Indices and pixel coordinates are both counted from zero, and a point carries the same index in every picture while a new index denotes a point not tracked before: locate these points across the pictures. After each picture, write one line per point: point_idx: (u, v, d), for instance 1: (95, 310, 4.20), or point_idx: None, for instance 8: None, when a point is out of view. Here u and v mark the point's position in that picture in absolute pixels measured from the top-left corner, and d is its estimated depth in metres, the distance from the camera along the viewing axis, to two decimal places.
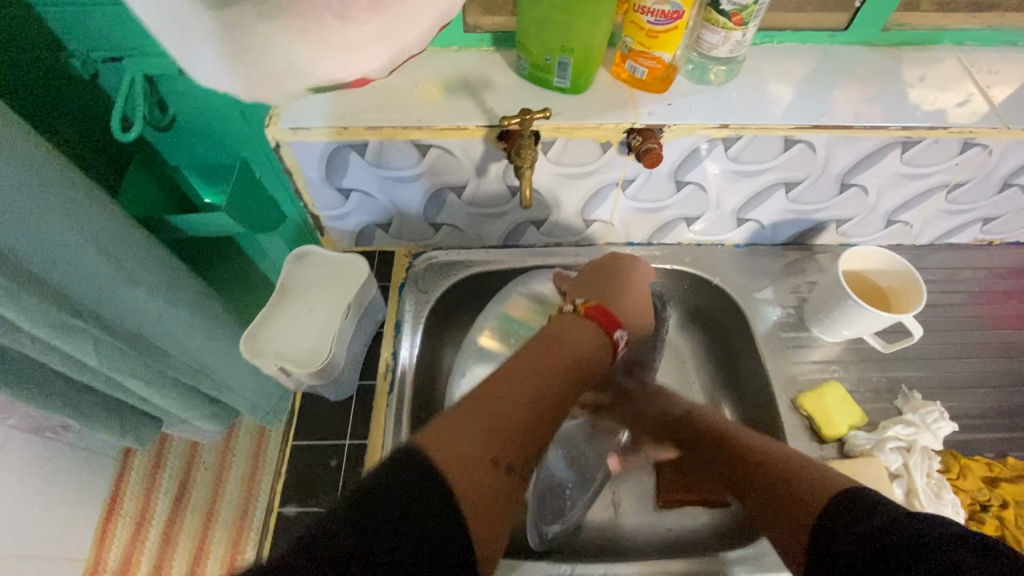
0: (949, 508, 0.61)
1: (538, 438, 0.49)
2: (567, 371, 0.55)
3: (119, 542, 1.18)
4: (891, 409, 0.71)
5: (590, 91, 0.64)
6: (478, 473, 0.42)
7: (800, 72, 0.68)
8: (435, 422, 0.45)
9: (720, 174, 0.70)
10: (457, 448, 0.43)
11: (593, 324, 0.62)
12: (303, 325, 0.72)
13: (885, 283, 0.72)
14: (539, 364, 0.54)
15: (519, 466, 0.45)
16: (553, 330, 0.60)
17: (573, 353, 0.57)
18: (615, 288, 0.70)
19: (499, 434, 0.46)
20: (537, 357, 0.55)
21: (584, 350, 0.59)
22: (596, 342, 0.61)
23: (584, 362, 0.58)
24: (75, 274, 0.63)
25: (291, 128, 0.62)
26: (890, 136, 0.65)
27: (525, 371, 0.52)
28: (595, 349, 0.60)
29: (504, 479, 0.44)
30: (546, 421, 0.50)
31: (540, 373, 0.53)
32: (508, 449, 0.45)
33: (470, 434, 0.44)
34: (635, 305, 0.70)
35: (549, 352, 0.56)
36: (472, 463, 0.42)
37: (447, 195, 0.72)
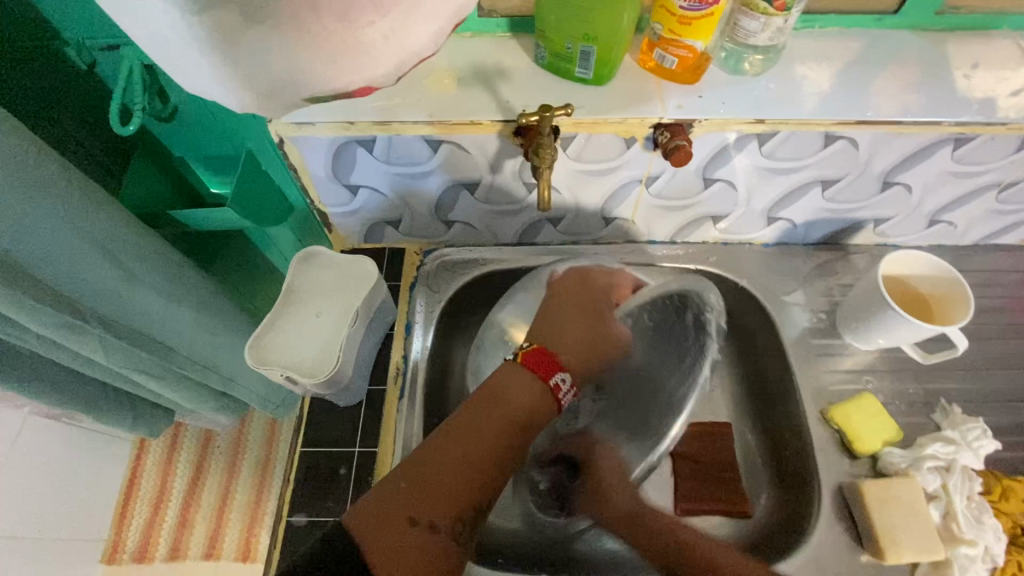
0: (990, 534, 0.58)
1: (469, 500, 0.49)
2: (505, 425, 0.53)
3: (136, 525, 1.18)
4: (928, 424, 0.67)
5: (614, 82, 0.60)
6: (393, 535, 0.45)
7: (843, 60, 0.63)
8: (368, 493, 0.48)
9: (752, 171, 0.65)
10: (375, 517, 0.46)
11: (528, 373, 0.57)
12: (311, 328, 0.70)
13: (928, 290, 0.67)
14: (477, 417, 0.53)
15: (445, 525, 0.47)
16: (495, 374, 0.57)
17: (510, 405, 0.55)
18: (578, 319, 0.65)
19: (417, 494, 0.47)
20: (476, 409, 0.54)
21: (524, 401, 0.56)
22: (534, 391, 0.57)
23: (524, 413, 0.55)
24: (73, 274, 0.60)
25: (295, 123, 0.58)
26: (942, 132, 0.60)
27: (460, 426, 0.52)
28: (534, 398, 0.56)
29: (421, 539, 0.46)
30: (481, 481, 0.50)
31: (474, 434, 0.52)
32: (429, 508, 0.47)
33: (393, 501, 0.47)
34: (590, 330, 0.64)
35: (485, 402, 0.54)
36: (390, 530, 0.45)
37: (460, 192, 0.68)
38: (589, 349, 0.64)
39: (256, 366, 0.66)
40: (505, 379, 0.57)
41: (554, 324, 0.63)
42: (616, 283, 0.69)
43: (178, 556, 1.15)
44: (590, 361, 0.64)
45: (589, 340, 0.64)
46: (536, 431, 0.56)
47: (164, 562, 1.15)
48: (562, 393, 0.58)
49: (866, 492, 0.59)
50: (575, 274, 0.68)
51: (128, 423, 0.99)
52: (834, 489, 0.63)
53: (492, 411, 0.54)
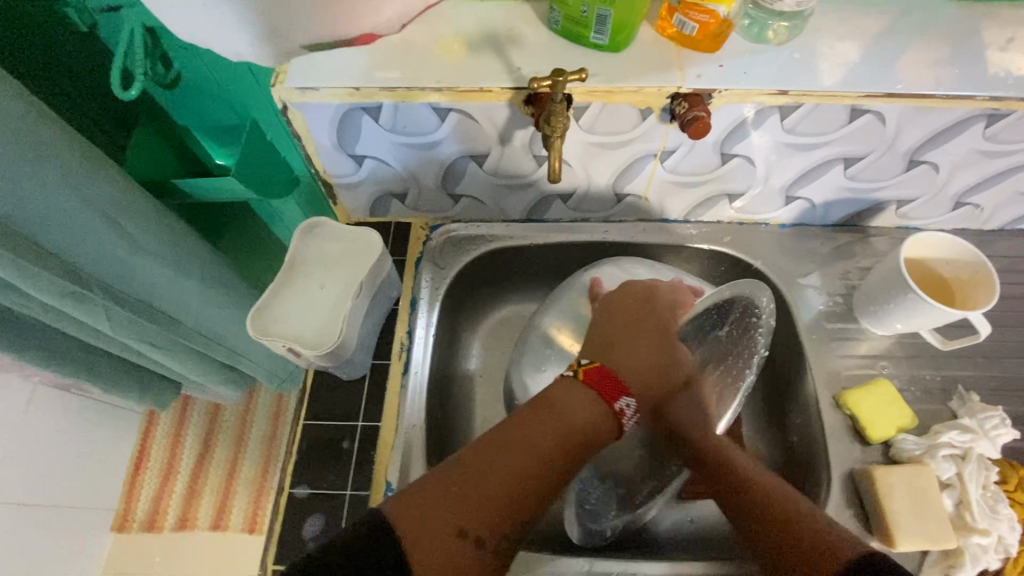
0: (1005, 524, 0.56)
1: (519, 514, 0.45)
2: (561, 444, 0.49)
3: (147, 493, 1.20)
4: (944, 412, 0.65)
5: (629, 50, 0.57)
6: (440, 546, 0.42)
7: (872, 30, 0.59)
8: (411, 488, 0.45)
9: (772, 147, 0.63)
10: (421, 518, 0.42)
11: (593, 392, 0.53)
12: (314, 302, 0.69)
13: (950, 274, 0.65)
14: (535, 431, 0.49)
15: (494, 542, 0.43)
16: (551, 386, 0.53)
17: (573, 422, 0.50)
18: (633, 334, 0.61)
19: (467, 505, 0.44)
20: (530, 421, 0.50)
21: (584, 419, 0.51)
22: (594, 412, 0.52)
23: (584, 435, 0.50)
24: (78, 242, 0.60)
25: (299, 87, 0.56)
26: (974, 107, 0.57)
27: (515, 436, 0.48)
28: (595, 420, 0.52)
29: (469, 554, 0.42)
30: (533, 497, 0.46)
31: (532, 446, 0.48)
32: (481, 520, 0.43)
33: (440, 502, 0.43)
34: (654, 357, 0.60)
35: (543, 416, 0.50)
36: (435, 534, 0.42)
37: (469, 165, 0.66)
38: (651, 371, 0.59)
39: (257, 337, 0.65)
40: (565, 395, 0.52)
41: (619, 345, 0.59)
42: (679, 298, 0.66)
43: (188, 525, 1.17)
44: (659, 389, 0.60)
45: (649, 363, 0.59)
46: (590, 453, 0.52)
47: (172, 531, 1.17)
48: (625, 418, 0.54)
49: (878, 479, 0.58)
50: (640, 286, 0.65)
51: (134, 394, 0.99)
52: (844, 474, 0.62)
53: (553, 424, 0.49)
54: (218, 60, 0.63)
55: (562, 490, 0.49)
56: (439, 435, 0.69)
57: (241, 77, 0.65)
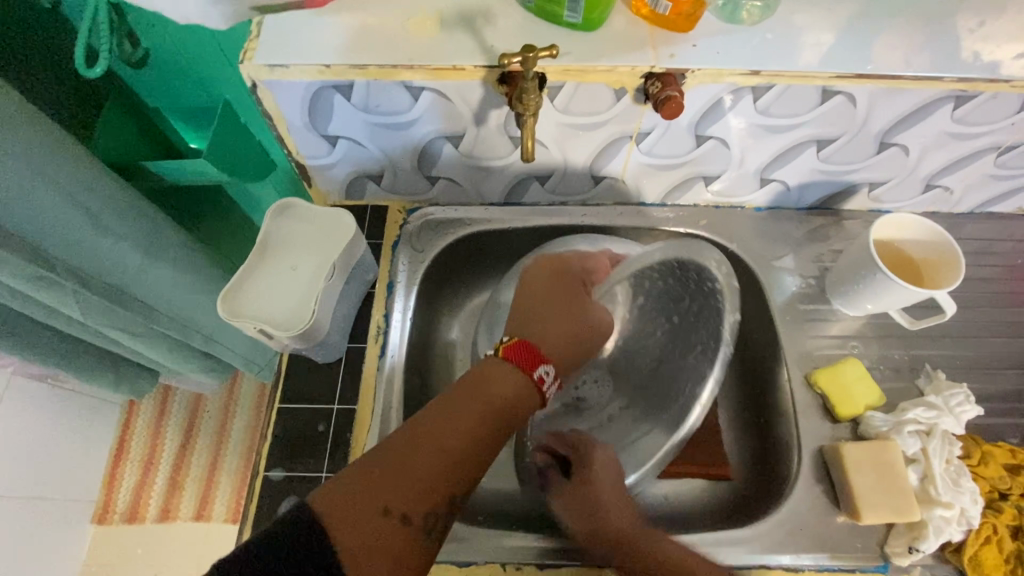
0: (968, 497, 0.57)
1: (446, 487, 0.46)
2: (486, 416, 0.50)
3: (127, 484, 1.19)
4: (912, 389, 0.67)
5: (603, 30, 0.57)
6: (367, 529, 0.42)
7: (845, 12, 0.59)
8: (339, 473, 0.44)
9: (745, 129, 0.63)
10: (346, 502, 0.42)
11: (513, 366, 0.54)
12: (288, 285, 0.68)
13: (919, 255, 0.66)
14: (458, 407, 0.50)
15: (421, 519, 0.44)
16: (476, 366, 0.54)
17: (496, 393, 0.52)
18: (554, 302, 0.61)
19: (393, 484, 0.44)
20: (453, 398, 0.51)
21: (506, 394, 0.52)
22: (513, 386, 0.53)
23: (507, 403, 0.52)
24: (39, 225, 0.58)
25: (268, 65, 0.55)
26: (942, 89, 0.57)
27: (443, 414, 0.49)
28: (512, 392, 0.53)
29: (395, 534, 0.43)
30: (462, 469, 0.47)
31: (458, 423, 0.49)
32: (408, 499, 0.44)
33: (366, 485, 0.43)
34: (572, 323, 0.61)
35: (468, 393, 0.51)
36: (362, 514, 0.42)
37: (444, 146, 0.66)
38: (571, 336, 0.60)
39: (229, 319, 0.64)
40: (486, 372, 0.53)
41: (535, 314, 0.60)
42: (594, 264, 0.66)
43: (169, 516, 1.16)
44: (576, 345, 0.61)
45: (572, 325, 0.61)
46: (517, 424, 0.53)
47: (154, 522, 1.16)
48: (546, 385, 0.55)
49: (845, 454, 0.59)
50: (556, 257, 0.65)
51: (110, 382, 0.98)
52: (813, 452, 0.63)
53: (476, 400, 0.51)
54: (187, 37, 0.62)
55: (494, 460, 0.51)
56: None
57: (213, 55, 0.65)
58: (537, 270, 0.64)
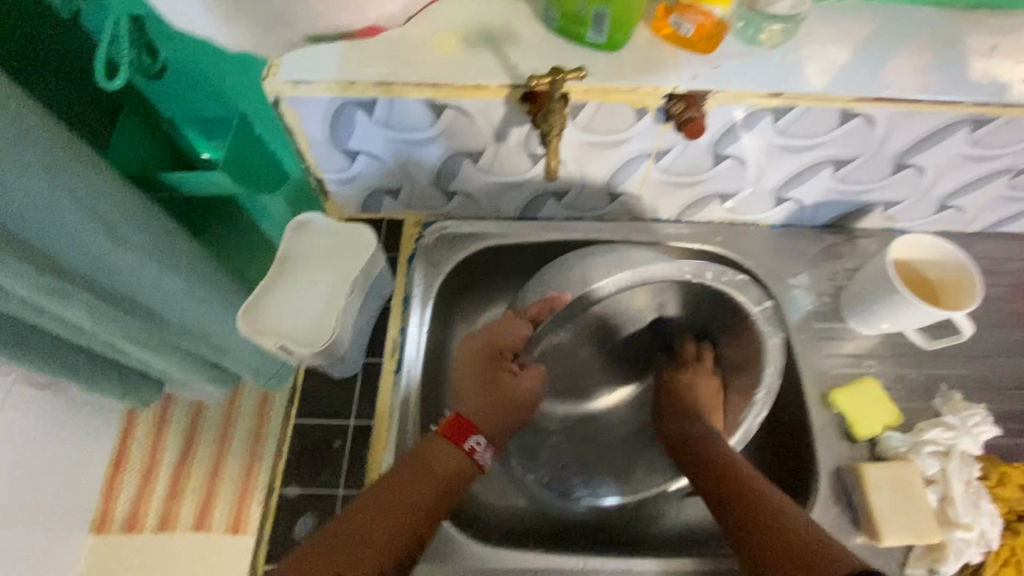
0: (987, 519, 0.58)
1: (393, 562, 0.51)
2: (428, 494, 0.55)
3: (125, 494, 1.17)
4: (928, 409, 0.67)
5: (626, 49, 0.57)
6: None
7: (862, 34, 0.60)
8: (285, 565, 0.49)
9: (764, 149, 0.64)
10: None
11: (453, 446, 0.59)
12: (306, 300, 0.68)
13: (934, 275, 0.66)
14: (402, 490, 0.54)
15: None
16: (416, 445, 0.58)
17: (437, 473, 0.57)
18: (500, 376, 0.65)
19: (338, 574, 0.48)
20: (398, 481, 0.55)
21: (446, 471, 0.57)
22: (454, 463, 0.58)
23: (448, 482, 0.57)
24: (59, 237, 0.58)
25: (292, 81, 0.55)
26: (961, 112, 0.58)
27: (385, 497, 0.53)
28: (451, 469, 0.58)
29: None
30: (404, 545, 0.52)
31: (400, 506, 0.53)
32: None
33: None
34: (507, 395, 0.65)
35: (409, 475, 0.55)
36: None
37: (463, 161, 0.66)
38: (510, 408, 0.65)
39: (251, 334, 0.65)
40: (426, 452, 0.57)
41: (477, 387, 0.64)
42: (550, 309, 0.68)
43: (169, 527, 1.14)
44: (510, 417, 0.65)
45: (490, 400, 0.64)
46: (457, 494, 0.58)
47: (153, 533, 1.14)
48: (478, 456, 0.60)
49: (864, 475, 0.59)
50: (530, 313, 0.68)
51: (115, 391, 0.97)
52: (831, 472, 0.63)
53: (415, 482, 0.55)
54: (206, 50, 0.63)
55: (436, 529, 0.56)
56: None
57: (231, 68, 0.65)
58: (484, 336, 0.66)
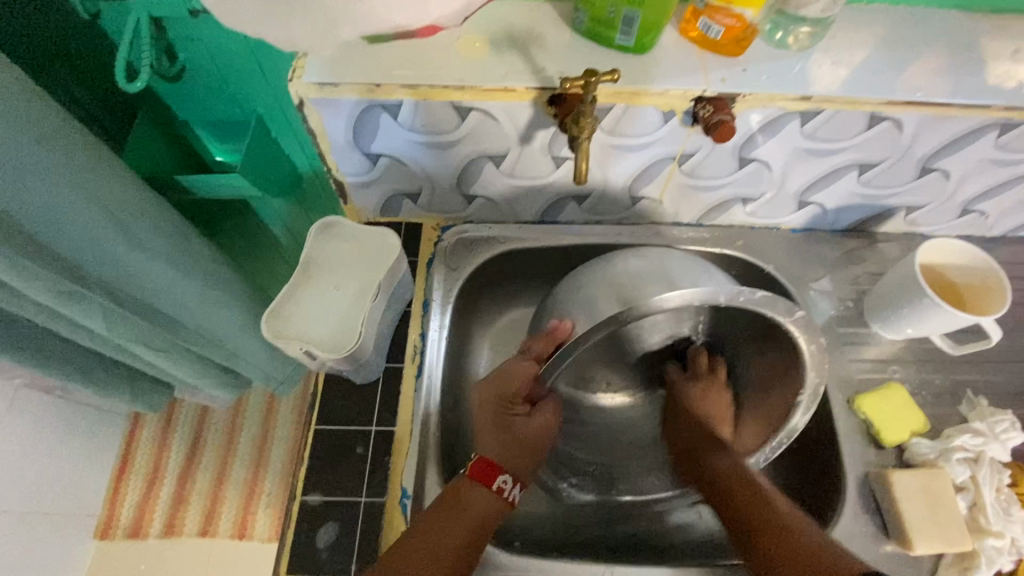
0: (1019, 527, 0.57)
1: None
2: (464, 536, 0.54)
3: (131, 500, 1.16)
4: (954, 415, 0.66)
5: (653, 52, 0.57)
6: None
7: (888, 37, 0.60)
8: None
9: (789, 153, 0.63)
10: None
11: (484, 488, 0.56)
12: (329, 306, 0.68)
13: (960, 280, 0.66)
14: (438, 533, 0.53)
15: None
16: (452, 486, 0.57)
17: (467, 519, 0.55)
18: (518, 415, 0.61)
19: None
20: (433, 523, 0.54)
21: (480, 514, 0.55)
22: (487, 505, 0.56)
23: (479, 523, 0.55)
24: (77, 241, 0.57)
25: (317, 83, 0.55)
26: (990, 116, 0.58)
27: (420, 541, 0.52)
28: (487, 511, 0.56)
29: None
30: None
31: (437, 548, 0.52)
32: None
33: None
34: (527, 432, 0.60)
35: (444, 515, 0.54)
36: None
37: (486, 165, 0.65)
38: (530, 446, 0.61)
39: (275, 341, 0.64)
40: (460, 493, 0.56)
41: (496, 427, 0.59)
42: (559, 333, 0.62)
43: (175, 533, 1.13)
44: (531, 459, 0.61)
45: (512, 443, 0.59)
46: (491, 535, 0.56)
47: (158, 538, 1.13)
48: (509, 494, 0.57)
49: (894, 482, 0.59)
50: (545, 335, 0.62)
51: (126, 396, 0.96)
52: (860, 479, 0.62)
53: (451, 524, 0.54)
54: (226, 52, 0.62)
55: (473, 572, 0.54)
56: (453, 441, 0.68)
57: (251, 71, 0.64)
58: (505, 371, 0.61)
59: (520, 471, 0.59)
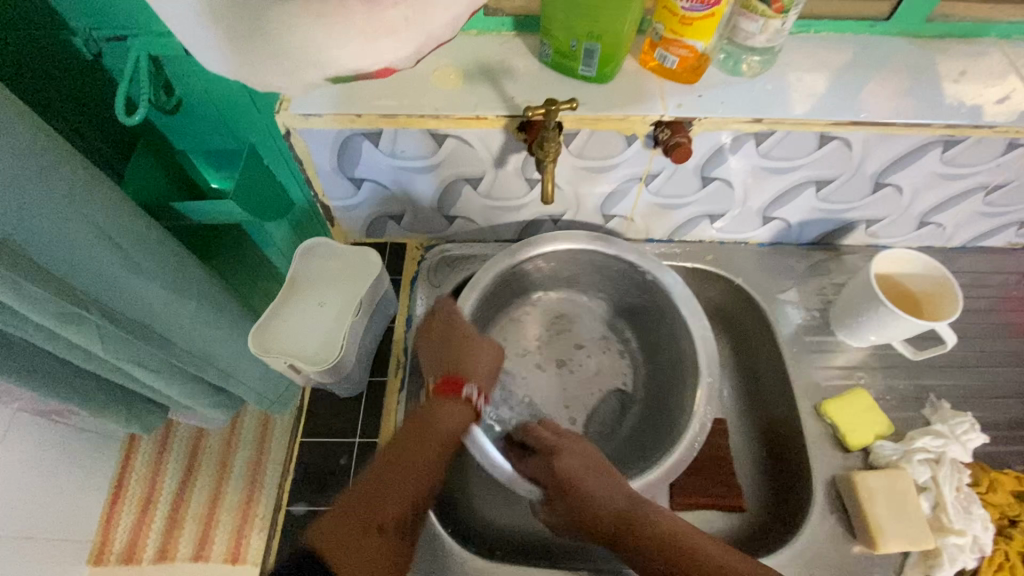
0: (980, 524, 0.59)
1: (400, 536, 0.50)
2: (433, 447, 0.56)
3: (125, 524, 1.17)
4: (918, 418, 0.69)
5: (615, 81, 0.61)
6: (354, 550, 0.48)
7: (837, 64, 0.64)
8: (317, 523, 0.50)
9: (748, 171, 0.67)
10: (330, 539, 0.48)
11: (445, 400, 0.59)
12: (313, 322, 0.71)
13: (917, 288, 0.69)
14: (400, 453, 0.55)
15: (393, 529, 0.51)
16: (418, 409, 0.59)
17: (435, 433, 0.57)
18: (456, 338, 0.63)
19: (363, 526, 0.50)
20: (403, 444, 0.55)
21: (446, 425, 0.58)
22: (452, 416, 0.59)
23: (451, 439, 0.57)
24: (74, 263, 0.60)
25: (303, 114, 0.59)
26: (932, 134, 0.62)
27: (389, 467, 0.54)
28: (454, 425, 0.58)
29: (378, 549, 0.49)
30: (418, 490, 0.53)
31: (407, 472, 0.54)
32: (381, 516, 0.50)
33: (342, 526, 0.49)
34: (481, 350, 0.64)
35: (411, 433, 0.56)
36: (350, 541, 0.48)
37: (463, 187, 0.69)
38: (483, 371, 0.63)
39: (260, 356, 0.67)
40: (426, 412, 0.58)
41: (447, 349, 0.63)
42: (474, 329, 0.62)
43: (168, 558, 1.13)
44: (483, 362, 0.63)
45: (456, 356, 0.62)
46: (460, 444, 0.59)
47: (151, 563, 1.13)
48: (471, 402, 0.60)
49: (859, 483, 0.61)
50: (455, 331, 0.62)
51: (121, 418, 0.98)
52: (827, 481, 0.64)
53: (416, 443, 0.55)
54: (220, 86, 0.67)
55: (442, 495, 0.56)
56: None
57: (243, 104, 0.68)
58: (430, 332, 0.65)
59: (481, 385, 0.62)
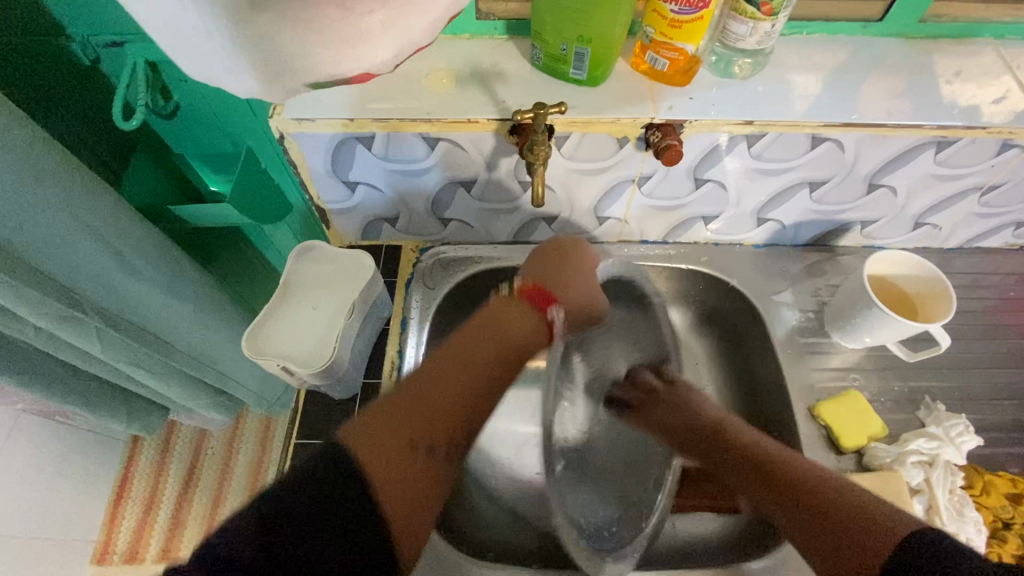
0: (972, 526, 0.59)
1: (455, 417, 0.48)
2: (499, 358, 0.54)
3: (128, 524, 1.15)
4: (912, 420, 0.69)
5: (606, 85, 0.61)
6: (394, 456, 0.43)
7: (830, 65, 0.64)
8: (364, 414, 0.45)
9: (742, 172, 0.67)
10: (373, 444, 0.43)
11: (523, 309, 0.59)
12: (308, 324, 0.71)
13: (911, 289, 0.69)
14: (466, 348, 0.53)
15: (442, 446, 0.46)
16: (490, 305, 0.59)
17: (506, 340, 0.56)
18: (567, 270, 0.64)
19: (421, 414, 0.46)
20: (466, 345, 0.54)
21: (516, 339, 0.56)
22: (528, 326, 0.58)
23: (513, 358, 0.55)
24: (71, 266, 0.60)
25: (296, 119, 0.59)
26: (924, 135, 0.61)
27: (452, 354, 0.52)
28: (527, 334, 0.58)
29: (425, 467, 0.44)
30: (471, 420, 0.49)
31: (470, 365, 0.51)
32: (431, 431, 0.46)
33: (390, 425, 0.44)
34: (586, 289, 0.65)
35: (483, 334, 0.55)
36: (392, 448, 0.43)
37: (457, 190, 0.69)
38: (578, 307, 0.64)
39: (255, 358, 0.67)
40: (502, 314, 0.58)
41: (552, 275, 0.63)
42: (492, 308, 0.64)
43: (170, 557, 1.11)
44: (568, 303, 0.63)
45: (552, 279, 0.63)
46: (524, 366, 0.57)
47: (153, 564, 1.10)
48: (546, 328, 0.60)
49: None
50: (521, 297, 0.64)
51: (122, 419, 0.98)
52: None
53: (484, 343, 0.54)
54: (216, 91, 0.67)
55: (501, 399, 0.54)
56: None
57: (238, 107, 0.69)
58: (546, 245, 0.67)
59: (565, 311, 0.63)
